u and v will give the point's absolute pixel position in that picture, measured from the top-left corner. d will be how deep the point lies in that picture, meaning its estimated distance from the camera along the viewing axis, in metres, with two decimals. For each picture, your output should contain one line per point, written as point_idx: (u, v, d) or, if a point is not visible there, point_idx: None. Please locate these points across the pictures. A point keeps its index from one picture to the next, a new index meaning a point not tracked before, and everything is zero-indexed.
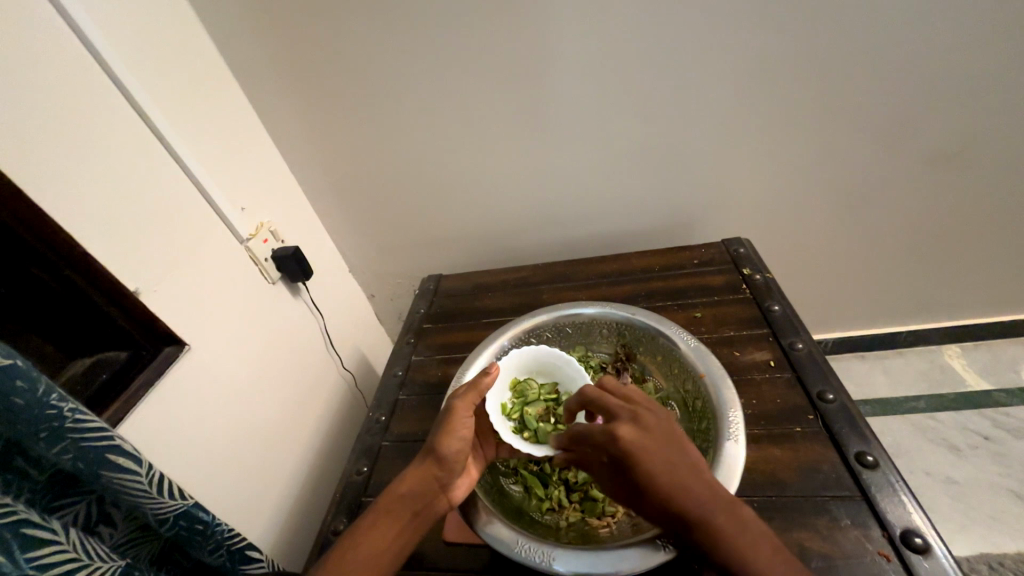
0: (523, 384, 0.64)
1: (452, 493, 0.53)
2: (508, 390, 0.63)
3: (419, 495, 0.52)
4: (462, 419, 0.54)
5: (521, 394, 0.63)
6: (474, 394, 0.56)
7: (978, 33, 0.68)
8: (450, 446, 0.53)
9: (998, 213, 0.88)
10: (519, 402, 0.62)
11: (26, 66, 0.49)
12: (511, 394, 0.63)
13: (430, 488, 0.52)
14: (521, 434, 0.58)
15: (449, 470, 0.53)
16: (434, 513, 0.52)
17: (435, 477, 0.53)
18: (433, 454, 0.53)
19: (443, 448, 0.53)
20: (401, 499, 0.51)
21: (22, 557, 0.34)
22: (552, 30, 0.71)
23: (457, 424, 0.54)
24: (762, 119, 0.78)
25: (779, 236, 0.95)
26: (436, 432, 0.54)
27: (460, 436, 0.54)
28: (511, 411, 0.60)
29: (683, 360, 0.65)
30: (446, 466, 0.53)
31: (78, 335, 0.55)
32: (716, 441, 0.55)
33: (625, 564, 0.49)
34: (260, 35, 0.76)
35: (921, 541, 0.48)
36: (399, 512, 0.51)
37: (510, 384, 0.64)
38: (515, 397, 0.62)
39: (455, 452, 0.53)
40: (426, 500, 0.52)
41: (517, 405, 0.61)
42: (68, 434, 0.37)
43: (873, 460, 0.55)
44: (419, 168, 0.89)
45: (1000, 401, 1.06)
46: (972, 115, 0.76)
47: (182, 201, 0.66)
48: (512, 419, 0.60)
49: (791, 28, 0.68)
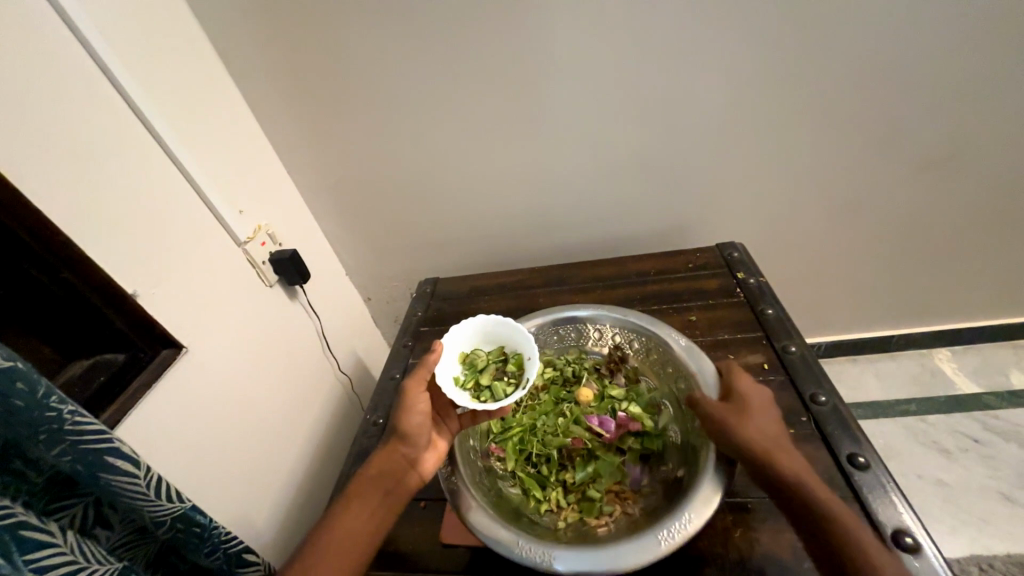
0: (472, 355, 0.62)
1: (423, 466, 0.57)
2: (458, 364, 0.62)
3: (390, 472, 0.55)
4: (419, 395, 0.56)
5: (470, 364, 0.61)
6: (423, 371, 0.56)
7: (962, 43, 0.69)
8: (410, 422, 0.55)
9: (985, 218, 0.90)
10: (471, 372, 0.60)
11: (26, 70, 0.49)
12: (462, 368, 0.62)
13: (399, 463, 0.55)
14: (479, 398, 0.57)
15: (414, 445, 0.56)
16: (408, 486, 0.55)
17: (402, 452, 0.56)
18: (395, 435, 0.56)
19: (404, 426, 0.55)
20: (375, 478, 0.54)
21: (19, 559, 0.34)
22: (548, 38, 0.72)
23: (414, 401, 0.56)
24: (753, 126, 0.79)
25: (773, 240, 0.96)
26: (395, 413, 0.56)
27: (420, 411, 0.56)
28: (464, 382, 0.59)
29: (675, 359, 0.64)
30: (409, 439, 0.56)
31: (75, 338, 0.56)
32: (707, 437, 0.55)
33: (625, 560, 0.49)
34: (259, 39, 0.76)
35: (911, 541, 0.49)
36: (373, 490, 0.53)
37: (459, 358, 0.63)
38: (467, 368, 0.61)
39: (417, 428, 0.56)
40: (397, 475, 0.55)
41: (469, 375, 0.60)
42: (67, 437, 0.37)
43: (864, 461, 0.56)
44: (418, 173, 0.90)
45: (989, 404, 1.08)
46: (958, 122, 0.77)
47: (182, 205, 0.66)
48: (467, 388, 0.59)
49: (782, 37, 0.70)
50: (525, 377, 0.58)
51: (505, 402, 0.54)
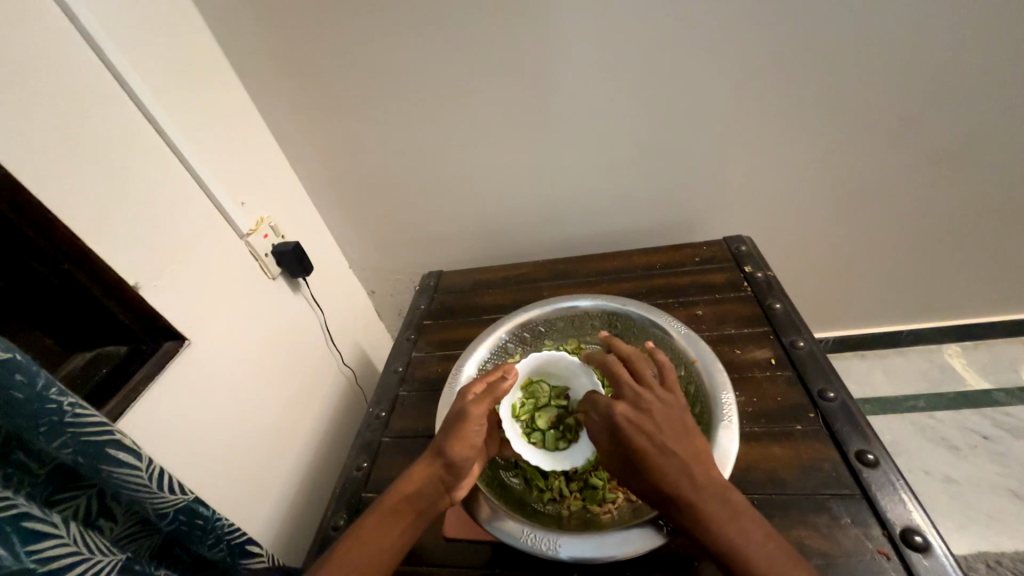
0: (536, 385, 0.63)
1: (457, 494, 0.53)
2: (519, 390, 0.63)
3: (425, 494, 0.51)
4: (474, 424, 0.54)
5: (531, 395, 0.62)
6: (488, 400, 0.55)
7: (982, 31, 0.67)
8: (460, 448, 0.52)
9: (1000, 212, 0.88)
10: (530, 404, 0.62)
11: (26, 58, 0.49)
12: (523, 394, 0.63)
13: (436, 486, 0.51)
14: (528, 439, 0.59)
15: (457, 472, 0.52)
16: (437, 511, 0.51)
17: (442, 477, 0.52)
18: (441, 457, 0.52)
19: (452, 452, 0.52)
20: (407, 496, 0.51)
21: (22, 550, 0.34)
22: (554, 25, 0.71)
23: (470, 427, 0.53)
24: (764, 116, 0.78)
25: (781, 234, 0.94)
26: (446, 434, 0.53)
27: (471, 440, 0.53)
28: (520, 413, 0.61)
29: (674, 346, 0.66)
30: (455, 466, 0.52)
31: (78, 330, 0.55)
32: (710, 426, 0.56)
33: (630, 546, 0.49)
34: (261, 28, 0.75)
35: (921, 539, 0.48)
36: (403, 511, 0.50)
37: (523, 383, 0.64)
38: (526, 397, 0.63)
39: (468, 456, 0.52)
40: (431, 498, 0.51)
41: (527, 407, 0.61)
42: (67, 429, 0.37)
43: (873, 459, 0.55)
44: (422, 165, 0.89)
45: (999, 400, 1.06)
46: (976, 114, 0.75)
47: (184, 197, 0.66)
48: (520, 420, 0.60)
49: (796, 25, 0.68)
50: (582, 439, 0.58)
51: (552, 465, 0.56)
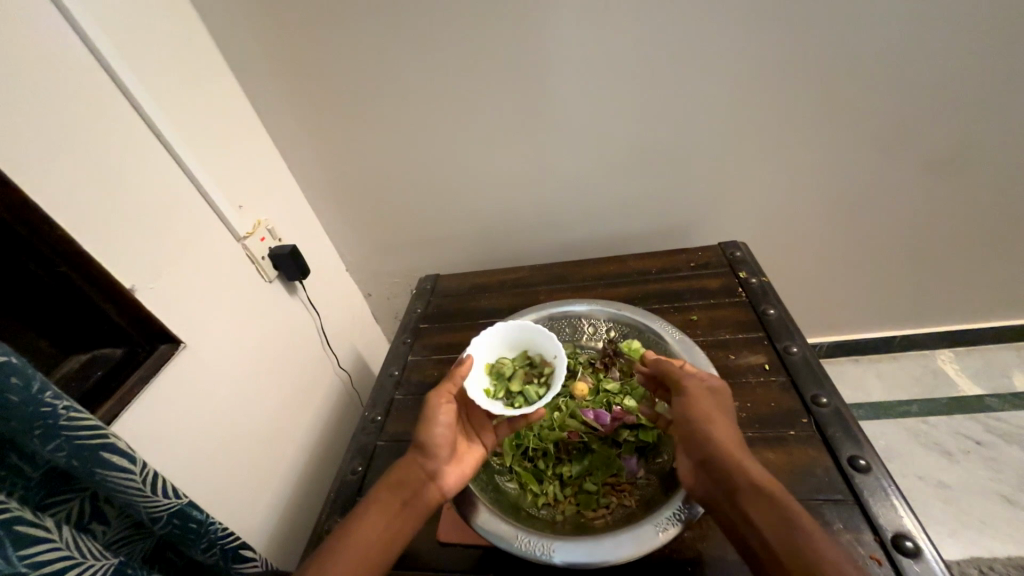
0: (498, 364, 0.60)
1: (444, 481, 0.53)
2: (484, 376, 0.59)
3: (408, 485, 0.52)
4: (443, 408, 0.54)
5: (497, 374, 0.59)
6: (449, 382, 0.54)
7: (972, 42, 0.68)
8: (432, 435, 0.53)
9: (992, 219, 0.89)
10: (499, 381, 0.58)
11: (26, 63, 0.49)
12: (489, 378, 0.59)
13: (417, 475, 0.52)
14: (514, 404, 0.55)
15: (435, 458, 0.53)
16: (425, 501, 0.52)
17: (422, 465, 0.53)
18: (417, 447, 0.53)
19: (424, 439, 0.53)
20: (391, 488, 0.51)
21: (14, 554, 0.34)
22: (551, 33, 0.71)
23: (441, 414, 0.54)
24: (758, 123, 0.78)
25: (776, 240, 0.95)
26: (419, 423, 0.54)
27: (445, 426, 0.53)
28: (495, 393, 0.57)
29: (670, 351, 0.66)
30: (431, 451, 0.53)
31: (73, 332, 0.55)
32: None
33: (623, 550, 0.50)
34: (261, 33, 0.75)
35: (911, 545, 0.49)
36: (387, 501, 0.51)
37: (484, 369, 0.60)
38: (494, 379, 0.58)
39: (443, 441, 0.53)
40: (415, 488, 0.52)
41: (498, 384, 0.57)
42: (61, 432, 0.37)
43: (866, 464, 0.55)
44: (420, 169, 0.89)
45: (992, 406, 1.07)
46: (966, 122, 0.76)
47: (182, 200, 0.66)
48: (499, 398, 0.56)
49: (789, 34, 0.69)
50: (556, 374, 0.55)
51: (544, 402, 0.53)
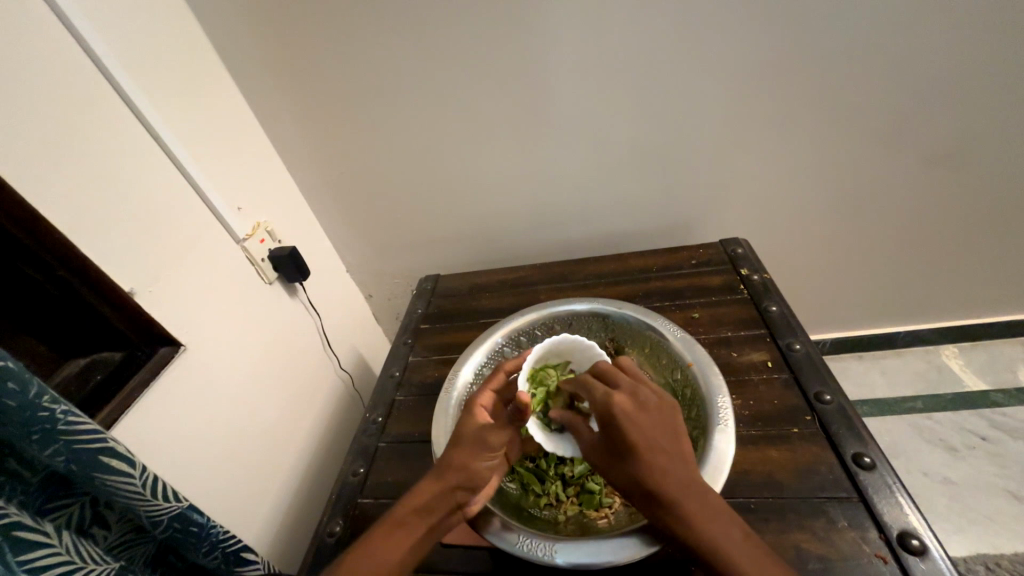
0: (542, 372, 0.62)
1: (468, 509, 0.52)
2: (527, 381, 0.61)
3: (437, 508, 0.50)
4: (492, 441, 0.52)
5: (540, 382, 0.61)
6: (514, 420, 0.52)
7: (974, 35, 0.68)
8: (476, 467, 0.51)
9: (996, 213, 0.88)
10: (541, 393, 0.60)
11: (23, 67, 0.49)
12: (531, 384, 0.61)
13: (450, 502, 0.50)
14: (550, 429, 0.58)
15: (472, 489, 0.51)
16: (448, 526, 0.50)
17: (456, 492, 0.50)
18: (455, 473, 0.51)
19: (470, 469, 0.51)
20: (419, 510, 0.49)
21: (13, 560, 0.34)
22: (549, 31, 0.71)
23: (489, 448, 0.52)
24: (758, 119, 0.78)
25: (778, 236, 0.95)
26: (463, 449, 0.52)
27: (488, 459, 0.52)
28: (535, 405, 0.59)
29: (671, 349, 0.66)
30: (469, 480, 0.51)
31: (72, 336, 0.55)
32: (707, 430, 0.55)
33: (625, 551, 0.49)
34: (258, 36, 0.75)
35: (918, 543, 0.48)
36: (415, 523, 0.48)
37: (530, 373, 0.61)
38: (535, 387, 0.60)
39: (482, 475, 0.52)
40: (443, 514, 0.50)
41: (540, 397, 0.60)
42: (60, 436, 0.37)
43: (870, 462, 0.55)
44: (419, 168, 0.89)
45: (997, 401, 1.06)
46: (969, 116, 0.76)
47: (180, 203, 0.66)
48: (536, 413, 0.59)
49: (790, 28, 0.68)
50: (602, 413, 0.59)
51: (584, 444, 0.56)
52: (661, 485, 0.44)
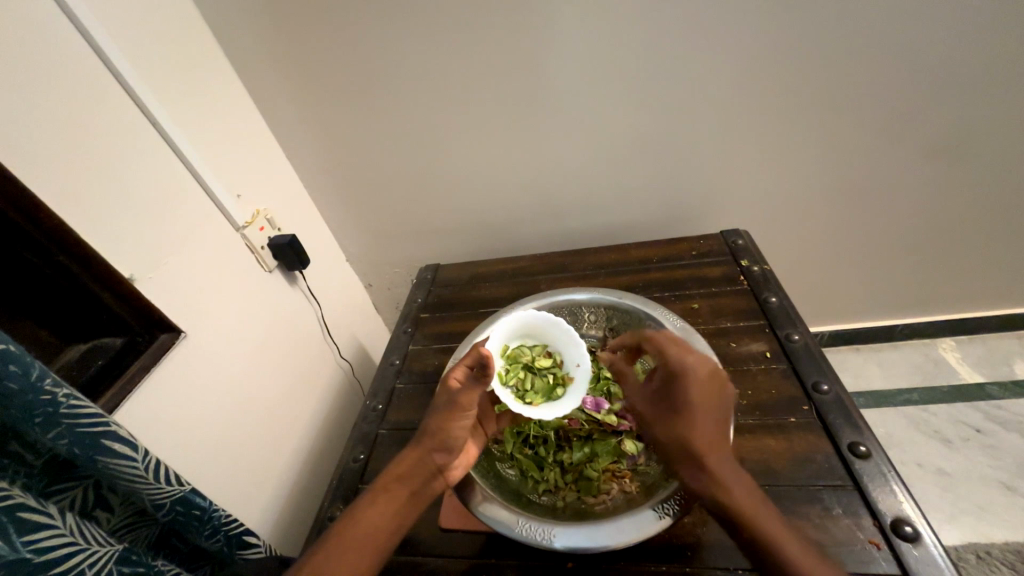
0: (516, 350, 0.63)
1: (451, 474, 0.52)
2: (500, 358, 0.62)
3: (417, 474, 0.50)
4: (465, 405, 0.53)
5: (514, 360, 0.62)
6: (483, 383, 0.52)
7: (980, 27, 0.67)
8: (450, 429, 0.52)
9: (996, 206, 0.88)
10: (515, 368, 0.60)
11: (23, 52, 0.49)
12: (504, 361, 0.62)
13: (428, 466, 0.51)
14: (523, 400, 0.58)
15: (448, 452, 0.52)
16: (432, 491, 0.51)
17: (433, 455, 0.51)
18: (431, 439, 0.52)
19: (444, 433, 0.52)
20: (399, 476, 0.50)
21: (19, 540, 0.34)
22: (552, 18, 0.70)
23: (461, 410, 0.53)
24: (760, 111, 0.77)
25: (778, 228, 0.95)
26: (437, 416, 0.53)
27: (463, 421, 0.53)
28: (507, 378, 0.59)
29: None
30: (445, 443, 0.52)
31: (72, 321, 0.55)
32: None
33: (623, 536, 0.50)
34: (258, 23, 0.74)
35: (911, 530, 0.49)
36: (395, 490, 0.49)
37: (500, 351, 0.63)
38: (509, 364, 0.61)
39: (459, 437, 0.52)
40: (423, 479, 0.50)
41: (512, 371, 0.60)
42: (64, 420, 0.37)
43: (866, 450, 0.55)
44: (419, 158, 0.89)
45: (993, 394, 1.07)
46: (973, 109, 0.75)
47: (181, 191, 0.66)
48: (509, 385, 0.59)
49: (794, 20, 0.68)
50: (575, 385, 0.57)
51: (557, 412, 0.55)
52: (703, 443, 0.47)
